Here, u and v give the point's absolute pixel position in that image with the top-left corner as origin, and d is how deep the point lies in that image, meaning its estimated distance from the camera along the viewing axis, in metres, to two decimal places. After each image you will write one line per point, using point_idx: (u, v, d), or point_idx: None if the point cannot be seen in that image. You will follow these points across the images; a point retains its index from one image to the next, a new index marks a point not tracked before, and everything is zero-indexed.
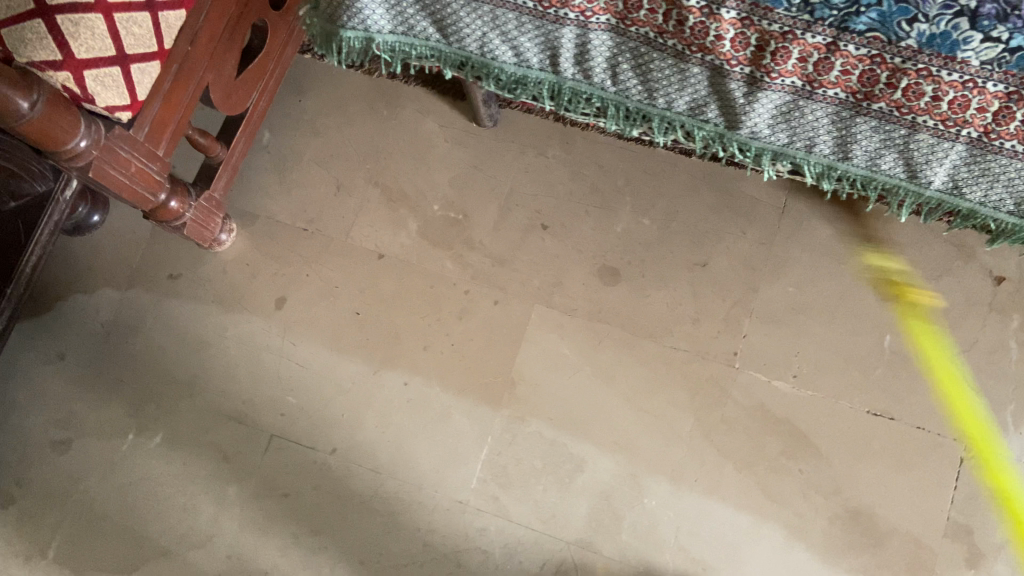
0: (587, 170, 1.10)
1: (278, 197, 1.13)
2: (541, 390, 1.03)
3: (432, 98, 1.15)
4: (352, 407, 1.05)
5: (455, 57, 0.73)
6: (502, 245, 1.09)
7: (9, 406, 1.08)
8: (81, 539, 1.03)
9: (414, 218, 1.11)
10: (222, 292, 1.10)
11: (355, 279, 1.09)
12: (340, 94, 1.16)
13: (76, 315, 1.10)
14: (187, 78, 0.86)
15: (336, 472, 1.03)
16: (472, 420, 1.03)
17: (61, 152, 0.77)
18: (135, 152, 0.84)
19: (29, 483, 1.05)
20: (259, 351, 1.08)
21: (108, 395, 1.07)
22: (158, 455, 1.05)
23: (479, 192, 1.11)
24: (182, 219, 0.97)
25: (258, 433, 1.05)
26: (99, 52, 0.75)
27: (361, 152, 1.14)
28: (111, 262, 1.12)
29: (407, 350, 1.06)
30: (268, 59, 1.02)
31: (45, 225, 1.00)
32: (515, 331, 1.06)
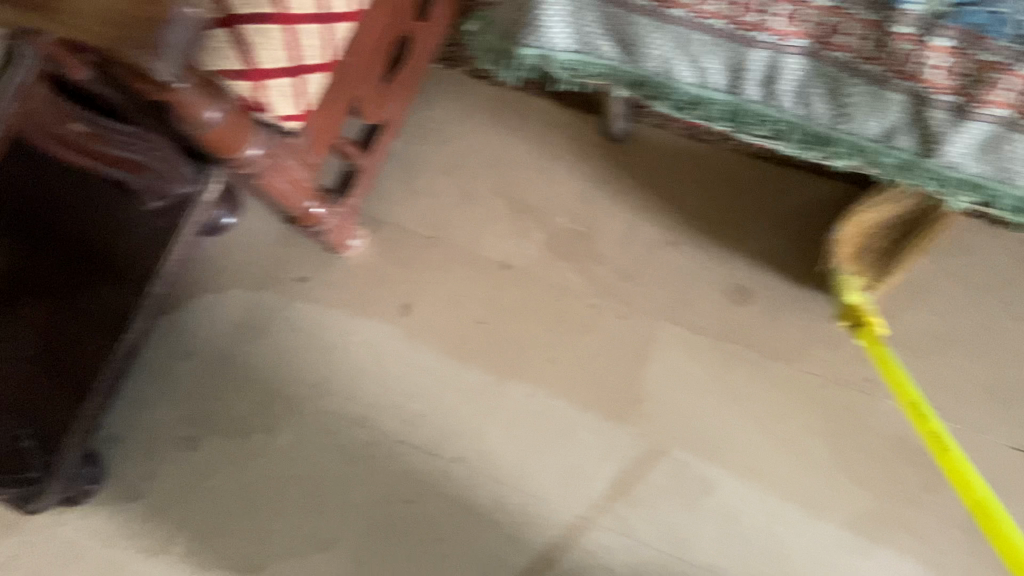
0: (719, 187, 1.08)
1: (405, 205, 1.13)
2: (669, 409, 1.02)
3: (559, 109, 1.13)
4: (475, 417, 1.05)
5: (632, 77, 0.72)
6: (630, 259, 1.07)
7: (137, 401, 1.09)
8: (208, 536, 1.05)
9: (539, 230, 1.10)
10: (349, 296, 1.11)
11: (481, 289, 1.09)
12: (466, 102, 1.16)
13: (205, 314, 1.11)
14: (343, 88, 0.89)
15: (460, 482, 1.03)
16: (596, 437, 1.02)
17: (232, 160, 0.78)
18: (295, 160, 0.86)
19: (156, 479, 1.07)
20: (384, 358, 1.09)
21: (235, 394, 1.09)
22: (283, 456, 1.06)
23: (605, 206, 1.09)
24: (322, 225, 0.99)
25: (382, 439, 1.06)
26: (278, 62, 0.76)
27: (487, 162, 1.14)
28: (240, 262, 1.13)
29: (531, 362, 1.06)
30: (410, 71, 1.03)
31: (188, 228, 0.99)
32: (641, 348, 1.04)
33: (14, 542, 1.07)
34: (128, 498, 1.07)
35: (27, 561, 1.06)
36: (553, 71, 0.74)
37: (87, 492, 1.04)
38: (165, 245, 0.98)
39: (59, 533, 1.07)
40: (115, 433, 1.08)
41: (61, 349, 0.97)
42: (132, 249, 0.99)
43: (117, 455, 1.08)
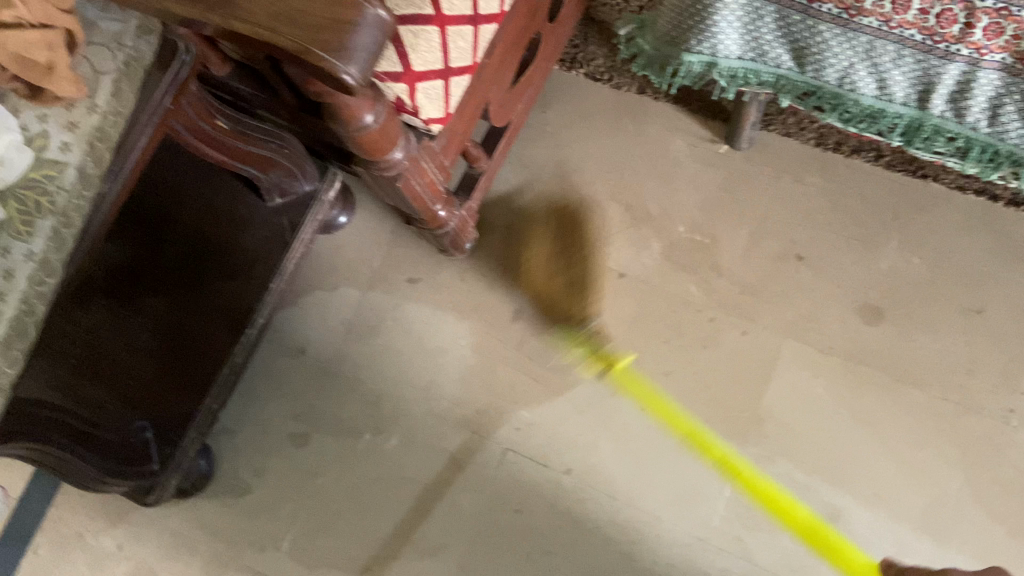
0: (849, 201, 1.04)
1: (518, 207, 1.11)
2: (793, 430, 0.99)
3: (681, 115, 1.10)
4: (588, 429, 1.02)
5: (803, 86, 0.69)
6: (754, 273, 1.04)
7: (250, 396, 1.10)
8: (315, 534, 1.04)
9: (658, 239, 1.07)
10: (460, 299, 1.09)
11: (597, 297, 1.06)
12: (584, 104, 1.12)
13: (317, 312, 1.12)
14: (479, 90, 0.87)
15: (572, 494, 1.00)
16: (716, 455, 0.99)
17: (378, 162, 0.77)
18: (431, 163, 0.85)
19: (266, 474, 1.07)
20: (495, 363, 1.07)
21: (346, 393, 1.09)
22: (392, 457, 1.06)
23: (729, 216, 1.06)
24: (445, 228, 0.98)
25: (492, 446, 1.04)
26: (431, 64, 0.74)
27: (605, 167, 1.10)
28: (352, 261, 1.13)
29: (648, 375, 1.03)
30: (535, 72, 1.01)
31: (309, 224, 1.01)
32: (765, 366, 1.01)
33: (124, 531, 1.07)
34: (237, 492, 1.07)
35: (135, 551, 1.07)
36: (718, 79, 0.72)
37: (198, 483, 1.04)
38: (288, 241, 1.01)
39: (166, 525, 1.07)
40: (229, 426, 1.09)
41: (185, 342, 0.99)
42: (255, 246, 1.01)
43: (228, 448, 1.09)
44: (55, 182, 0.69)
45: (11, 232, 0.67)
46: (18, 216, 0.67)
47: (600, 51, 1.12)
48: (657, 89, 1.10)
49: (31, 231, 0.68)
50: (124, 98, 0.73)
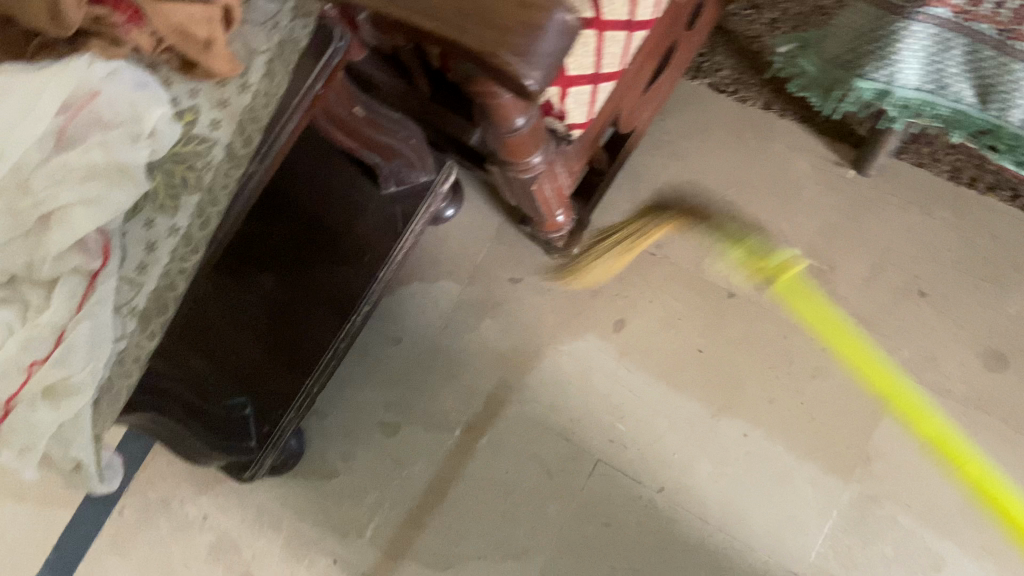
0: (980, 240, 1.00)
1: (629, 216, 1.08)
2: (901, 472, 0.95)
3: (808, 135, 1.06)
4: (685, 449, 1.00)
5: (980, 124, 0.66)
6: (871, 305, 1.00)
7: (344, 379, 1.10)
8: (399, 526, 1.04)
9: (773, 261, 1.04)
10: (562, 304, 1.08)
11: (704, 315, 1.04)
12: (706, 116, 1.10)
13: (416, 302, 1.11)
14: (614, 98, 0.85)
15: (664, 513, 0.98)
16: (816, 489, 0.96)
17: (517, 164, 0.75)
18: (562, 169, 0.83)
19: (353, 460, 1.07)
20: (594, 372, 1.05)
21: (439, 387, 1.08)
22: (482, 456, 1.05)
23: (850, 244, 1.03)
24: (560, 232, 0.96)
25: (583, 456, 1.02)
26: (583, 69, 0.72)
27: (722, 181, 1.07)
28: (455, 255, 1.12)
29: (751, 400, 1.00)
30: (664, 79, 0.98)
31: (421, 215, 1.01)
32: (876, 403, 0.98)
33: (210, 501, 1.08)
34: (324, 475, 1.07)
35: (220, 523, 1.07)
36: (887, 108, 0.70)
37: (288, 461, 1.05)
38: (399, 232, 1.01)
39: (252, 500, 1.08)
40: (322, 407, 1.10)
41: (291, 322, 1.00)
42: (365, 234, 1.01)
43: (318, 430, 1.09)
44: (203, 159, 0.63)
45: (153, 202, 0.62)
46: (164, 191, 0.62)
47: (727, 61, 1.09)
48: (784, 106, 1.07)
49: (176, 206, 0.63)
50: (277, 79, 0.67)
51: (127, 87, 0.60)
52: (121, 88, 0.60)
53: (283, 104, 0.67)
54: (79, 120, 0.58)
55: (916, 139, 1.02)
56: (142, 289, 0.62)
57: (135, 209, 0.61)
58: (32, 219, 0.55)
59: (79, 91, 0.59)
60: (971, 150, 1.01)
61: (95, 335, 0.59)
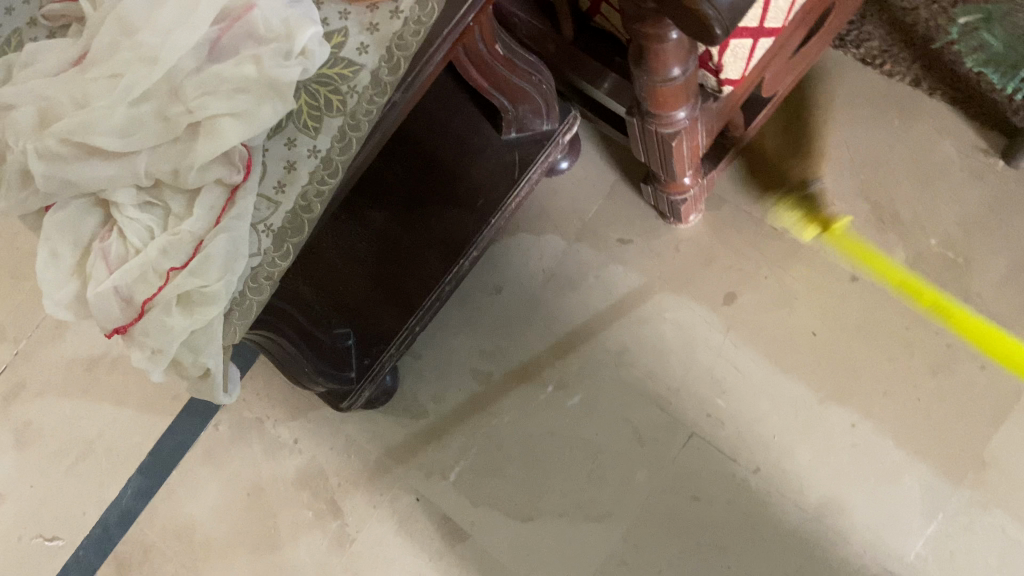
0: None
1: (752, 187, 1.04)
2: (1018, 483, 0.90)
3: (956, 119, 1.00)
4: (786, 432, 0.97)
5: None
6: (1005, 306, 0.95)
7: (442, 324, 1.10)
8: (483, 473, 1.04)
9: (902, 248, 0.99)
10: (671, 271, 1.05)
11: (822, 297, 1.00)
12: (845, 89, 1.04)
13: (521, 254, 1.10)
14: (767, 58, 0.80)
15: (756, 494, 0.96)
16: (923, 490, 0.92)
17: (662, 119, 0.72)
18: (703, 128, 0.79)
19: (444, 403, 1.07)
20: (698, 343, 1.02)
21: (536, 340, 1.07)
22: (573, 414, 1.03)
23: (989, 239, 0.97)
24: (685, 196, 0.92)
25: (678, 426, 1.00)
26: (747, 22, 0.68)
27: (856, 160, 1.02)
28: (566, 210, 1.10)
29: (862, 390, 0.96)
30: (814, 45, 0.93)
31: (539, 163, 0.99)
32: (999, 409, 0.92)
33: (301, 426, 1.10)
34: (414, 414, 1.08)
35: (309, 448, 1.09)
36: None
37: (382, 398, 1.05)
38: (515, 177, 0.98)
39: (342, 430, 1.10)
40: (418, 347, 1.10)
41: (399, 260, 0.99)
42: (480, 178, 1.00)
43: (412, 370, 1.10)
44: (348, 83, 0.59)
45: (297, 123, 0.60)
46: (308, 111, 0.59)
47: (877, 31, 1.03)
48: (934, 85, 1.01)
49: (318, 128, 0.59)
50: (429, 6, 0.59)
51: (280, 3, 0.58)
52: (275, 3, 0.58)
53: (432, 36, 0.59)
54: (233, 30, 0.57)
55: None
56: (279, 208, 0.59)
57: (279, 126, 0.59)
58: (181, 125, 0.56)
59: (236, 3, 0.58)
60: None
61: (234, 246, 0.57)
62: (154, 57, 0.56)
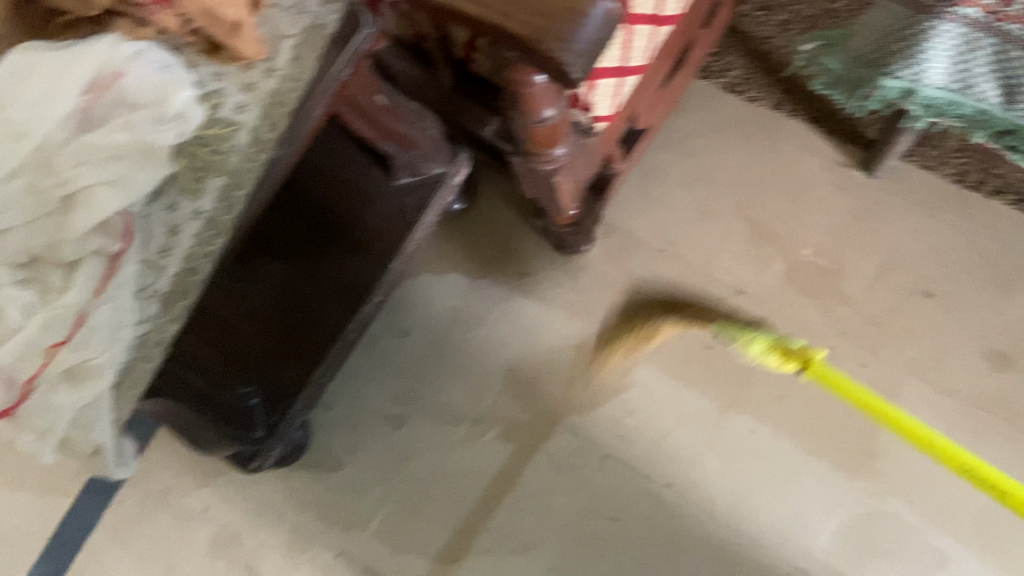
0: (985, 243, 1.01)
1: (639, 213, 1.09)
2: (906, 469, 0.96)
3: (816, 135, 1.08)
4: (693, 444, 1.01)
5: (1003, 125, 0.66)
6: (878, 305, 1.02)
7: (351, 372, 1.09)
8: (405, 519, 1.03)
9: (781, 259, 1.05)
10: (572, 300, 1.08)
11: (714, 313, 1.05)
12: (714, 114, 1.11)
13: (425, 295, 1.11)
14: (637, 91, 0.85)
15: (671, 508, 0.99)
16: (823, 487, 0.97)
17: (541, 156, 0.75)
18: (584, 161, 0.83)
19: (359, 453, 1.06)
20: (603, 368, 1.05)
21: (446, 379, 1.07)
22: (488, 450, 1.04)
23: (857, 244, 1.04)
24: (575, 227, 0.96)
25: (592, 450, 1.02)
26: (609, 63, 0.72)
27: (732, 180, 1.09)
28: (464, 248, 1.12)
29: (758, 397, 1.01)
30: (681, 77, 0.99)
31: (434, 207, 0.98)
32: (883, 402, 0.99)
33: (213, 491, 1.07)
34: (329, 467, 1.06)
35: (222, 513, 1.06)
36: (911, 108, 0.69)
37: (293, 454, 1.03)
38: (412, 222, 0.97)
39: (256, 491, 1.07)
40: (327, 399, 1.09)
41: (300, 313, 0.99)
42: (376, 224, 0.99)
43: (323, 422, 1.08)
44: (226, 144, 0.57)
45: (176, 185, 0.57)
46: (188, 175, 0.57)
47: (738, 61, 1.10)
48: (794, 106, 1.09)
49: (199, 190, 0.57)
50: (304, 65, 0.60)
51: (150, 68, 0.56)
52: (146, 68, 0.56)
53: (311, 89, 0.61)
54: (103, 99, 0.55)
55: (923, 141, 1.04)
56: (164, 273, 0.58)
57: (158, 192, 0.57)
58: (55, 198, 0.53)
59: (104, 71, 0.55)
60: (979, 154, 1.02)
61: (118, 316, 0.56)
62: (24, 133, 0.54)
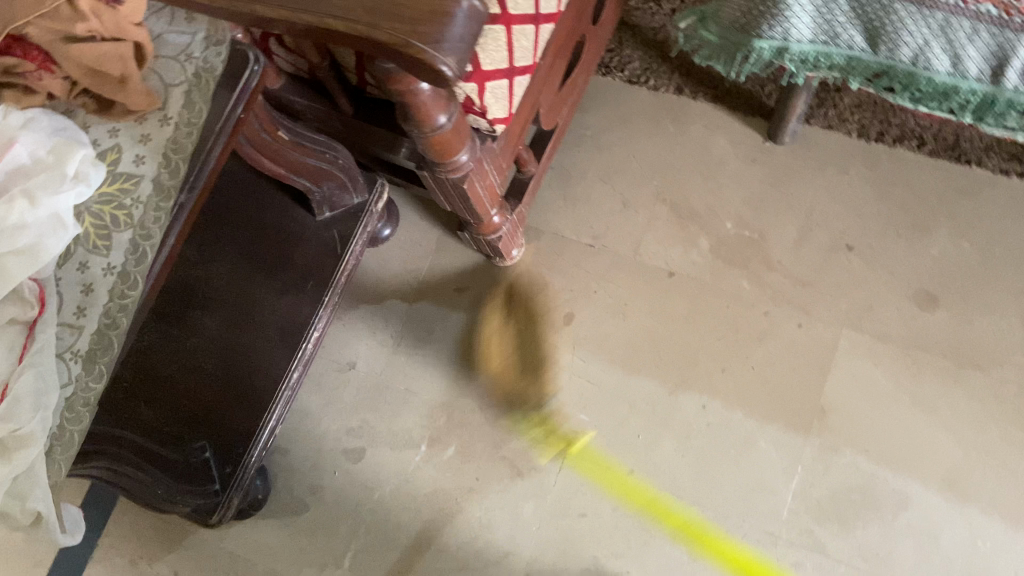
0: (894, 190, 1.05)
1: (563, 212, 1.12)
2: (855, 418, 0.98)
3: (720, 113, 1.11)
4: (648, 429, 1.02)
5: (874, 66, 0.70)
6: (804, 265, 1.04)
7: (303, 412, 1.09)
8: (376, 550, 1.02)
9: (705, 236, 1.08)
10: (511, 307, 1.09)
11: (649, 297, 1.07)
12: (619, 108, 1.15)
13: (367, 324, 1.11)
14: (533, 92, 0.87)
15: (636, 495, 1.00)
16: (780, 449, 0.99)
17: (447, 166, 0.77)
18: (492, 165, 0.85)
19: (322, 492, 1.05)
20: (551, 368, 1.06)
21: (398, 404, 1.07)
22: (450, 467, 1.04)
23: (775, 210, 1.07)
24: (498, 234, 0.97)
25: (552, 451, 1.03)
26: (497, 64, 0.74)
27: (647, 168, 1.12)
28: (399, 272, 1.13)
29: (704, 372, 1.03)
30: (579, 75, 1.02)
31: (359, 237, 1.01)
32: (823, 357, 1.01)
33: (180, 556, 1.05)
34: (294, 511, 1.05)
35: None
36: (786, 64, 0.72)
37: (253, 505, 1.02)
38: (339, 254, 1.00)
39: (224, 548, 1.05)
40: (284, 443, 1.08)
41: (242, 362, 0.98)
42: (304, 262, 1.00)
43: (282, 467, 1.07)
44: (131, 196, 0.58)
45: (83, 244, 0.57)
46: (94, 233, 0.57)
47: (635, 53, 1.14)
48: (695, 88, 1.12)
49: (108, 245, 0.58)
50: (197, 109, 0.61)
51: (45, 133, 0.56)
52: (39, 134, 0.56)
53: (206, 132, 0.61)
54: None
55: (821, 102, 1.08)
56: (83, 332, 0.57)
57: (66, 253, 0.57)
58: None
59: None
60: (875, 107, 1.06)
61: (41, 383, 0.55)
62: None
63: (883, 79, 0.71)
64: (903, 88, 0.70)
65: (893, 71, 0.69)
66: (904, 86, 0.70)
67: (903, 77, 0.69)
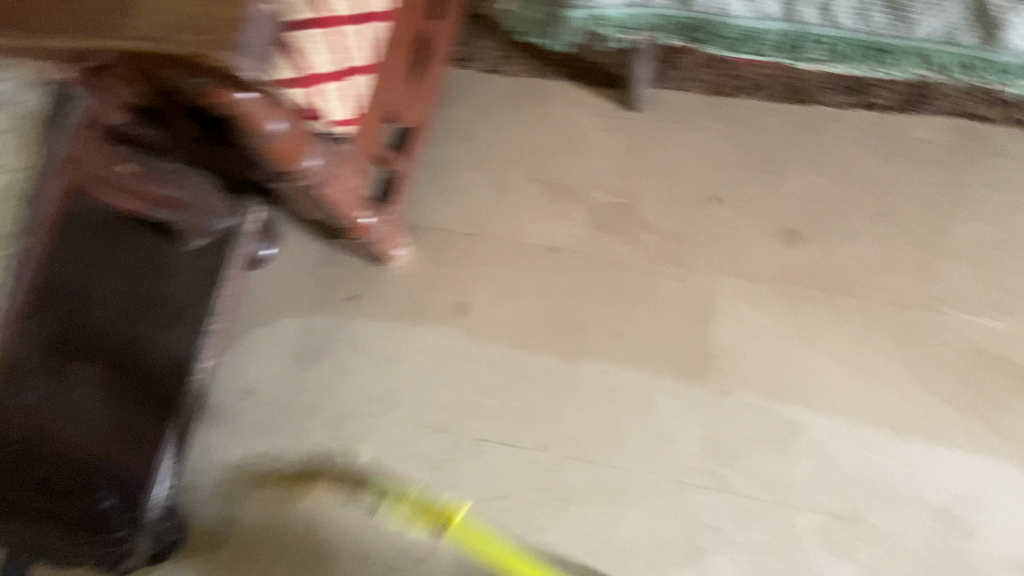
0: (748, 139, 1.10)
1: (440, 206, 1.12)
2: (742, 359, 1.02)
3: (577, 88, 1.14)
4: (551, 402, 1.05)
5: (681, 19, 0.67)
6: (675, 223, 1.09)
7: (208, 445, 1.07)
8: (303, 568, 1.02)
9: (580, 209, 1.11)
10: (403, 307, 1.10)
11: (535, 276, 1.09)
12: (481, 96, 1.15)
13: (261, 346, 1.10)
14: (379, 91, 0.88)
15: (549, 468, 1.02)
16: (677, 401, 1.02)
17: (293, 174, 0.77)
18: (348, 168, 0.85)
19: (239, 520, 1.04)
20: (450, 359, 1.07)
21: (304, 420, 1.07)
22: (365, 474, 1.04)
23: (641, 173, 1.11)
24: (372, 236, 0.98)
25: (462, 440, 1.04)
26: (327, 66, 0.75)
27: (515, 150, 1.14)
28: (285, 289, 1.12)
29: (597, 339, 1.06)
30: (430, 71, 1.04)
31: (234, 261, 1.03)
32: (704, 306, 1.05)
33: None
34: (215, 544, 1.04)
35: None
36: (603, 31, 0.71)
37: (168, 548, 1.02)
38: (217, 282, 1.01)
39: None
40: (193, 479, 1.06)
41: (136, 403, 0.96)
42: (181, 294, 0.99)
43: (196, 503, 1.05)
44: None
45: None
46: None
47: (488, 43, 1.17)
48: (550, 68, 1.15)
49: None
50: None
51: None
52: None
53: None
54: None
55: (669, 66, 1.12)
56: None
57: None
58: None
59: None
60: (717, 64, 1.11)
61: None
62: None
63: (693, 32, 0.68)
64: (711, 38, 0.68)
65: (699, 22, 0.66)
66: (712, 35, 0.67)
67: (709, 26, 0.66)
